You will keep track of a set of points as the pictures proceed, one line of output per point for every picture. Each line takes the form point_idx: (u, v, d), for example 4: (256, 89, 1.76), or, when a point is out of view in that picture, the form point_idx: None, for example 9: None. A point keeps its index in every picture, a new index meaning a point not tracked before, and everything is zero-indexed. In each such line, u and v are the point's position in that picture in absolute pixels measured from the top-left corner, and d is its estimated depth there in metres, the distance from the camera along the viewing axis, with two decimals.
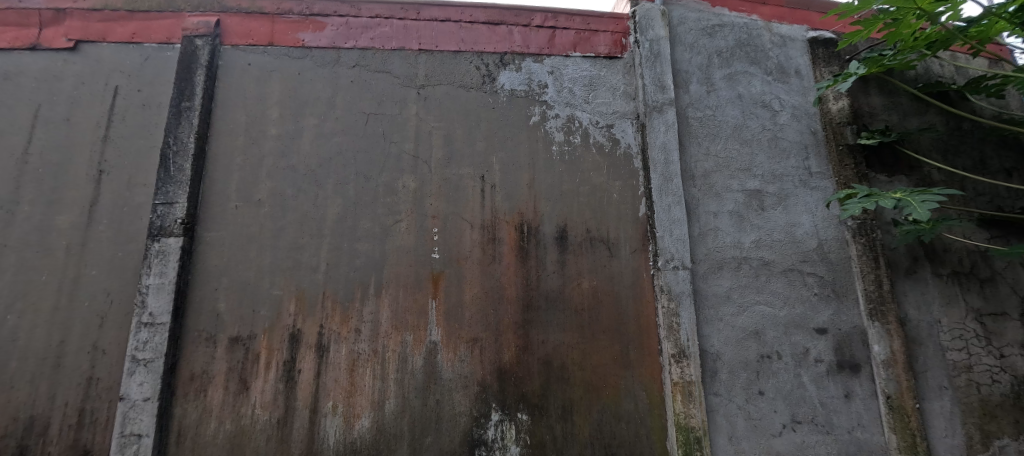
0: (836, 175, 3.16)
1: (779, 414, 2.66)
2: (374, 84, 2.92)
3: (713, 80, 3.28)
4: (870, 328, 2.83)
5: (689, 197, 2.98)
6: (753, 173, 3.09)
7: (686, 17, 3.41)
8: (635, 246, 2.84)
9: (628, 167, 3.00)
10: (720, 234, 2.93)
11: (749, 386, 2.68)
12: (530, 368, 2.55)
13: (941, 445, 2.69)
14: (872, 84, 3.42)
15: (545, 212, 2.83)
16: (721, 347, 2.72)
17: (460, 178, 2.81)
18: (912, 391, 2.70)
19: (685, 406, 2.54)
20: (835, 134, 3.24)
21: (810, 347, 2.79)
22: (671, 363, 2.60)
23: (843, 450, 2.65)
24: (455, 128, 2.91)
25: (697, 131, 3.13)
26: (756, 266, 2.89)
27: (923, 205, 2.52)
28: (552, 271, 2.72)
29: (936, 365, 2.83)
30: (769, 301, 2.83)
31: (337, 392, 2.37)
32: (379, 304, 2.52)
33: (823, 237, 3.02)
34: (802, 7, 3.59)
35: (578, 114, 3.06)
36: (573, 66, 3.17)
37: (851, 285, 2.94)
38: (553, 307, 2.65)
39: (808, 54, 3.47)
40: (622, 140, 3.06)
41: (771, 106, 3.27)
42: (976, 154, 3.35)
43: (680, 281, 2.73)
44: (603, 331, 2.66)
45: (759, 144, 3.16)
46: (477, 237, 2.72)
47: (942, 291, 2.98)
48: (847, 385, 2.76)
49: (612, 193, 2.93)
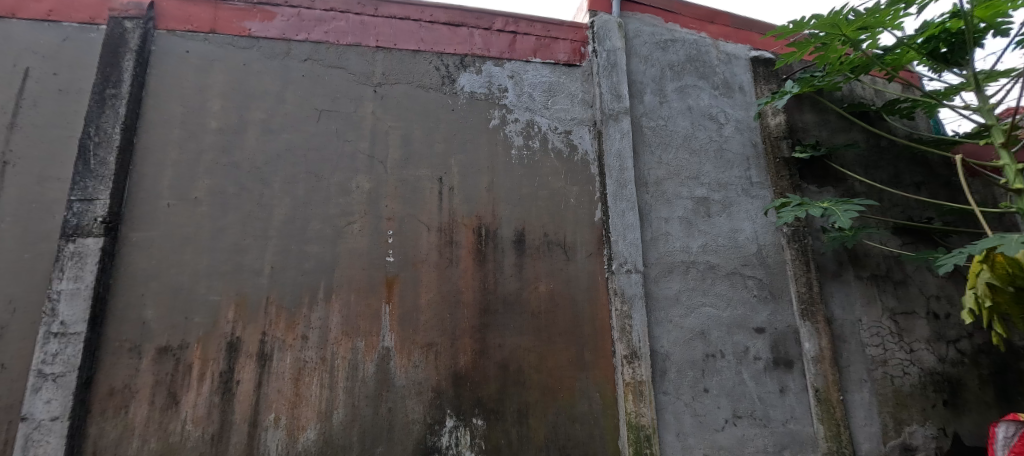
0: (774, 185, 3.40)
1: (722, 410, 2.81)
2: (328, 79, 2.80)
3: (665, 91, 3.44)
4: (801, 327, 3.06)
5: (643, 203, 3.10)
6: (701, 182, 3.26)
7: (641, 30, 3.55)
8: (591, 250, 2.91)
9: (585, 173, 3.07)
10: (670, 239, 3.06)
11: (695, 384, 2.82)
12: (487, 372, 2.53)
13: (861, 433, 2.96)
14: (805, 102, 3.72)
15: (504, 215, 2.83)
16: (671, 347, 2.84)
17: (418, 179, 2.76)
18: (836, 384, 2.95)
19: (636, 406, 2.63)
20: (773, 147, 3.49)
21: (749, 345, 2.97)
22: (623, 364, 2.69)
23: (778, 441, 2.84)
24: (413, 129, 2.85)
25: (650, 140, 3.27)
26: (702, 270, 3.05)
27: (844, 213, 2.78)
28: (510, 275, 2.72)
29: (857, 360, 3.11)
30: (714, 302, 3.00)
31: (281, 403, 2.24)
32: (328, 309, 2.41)
33: (762, 242, 3.24)
34: (745, 28, 3.85)
35: (537, 120, 3.10)
36: (532, 71, 3.21)
37: (786, 287, 3.17)
38: (510, 311, 2.65)
39: (750, 72, 3.72)
40: (580, 146, 3.13)
41: (717, 119, 3.47)
42: (891, 169, 3.73)
43: (633, 283, 2.84)
44: (559, 334, 2.69)
45: (706, 154, 3.35)
46: (434, 240, 2.67)
47: (863, 292, 3.29)
48: (782, 380, 2.96)
49: (569, 198, 2.98)
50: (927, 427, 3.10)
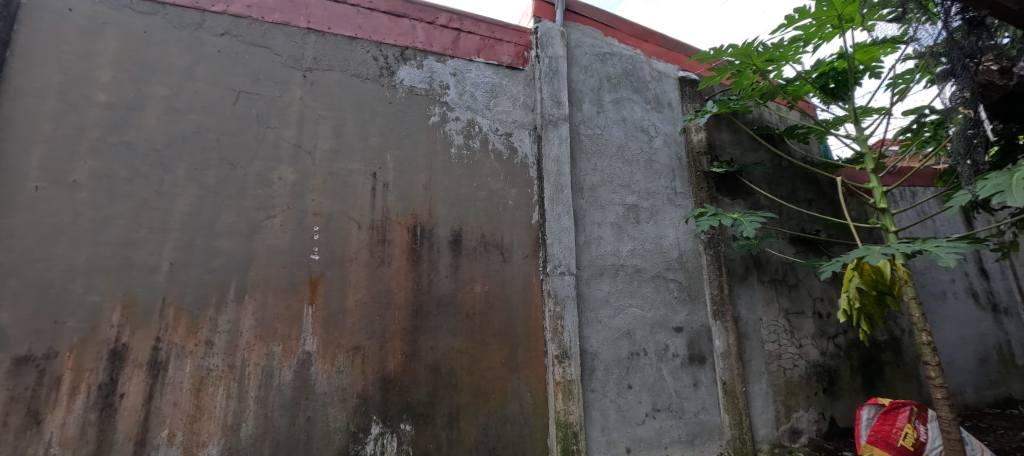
0: (694, 196, 3.70)
1: (643, 404, 2.99)
2: (249, 58, 2.55)
3: (603, 102, 3.59)
4: (713, 326, 3.36)
5: (578, 208, 3.21)
6: (631, 189, 3.45)
7: (582, 41, 3.68)
8: (527, 252, 2.95)
9: (524, 176, 3.10)
10: (602, 243, 3.20)
11: (621, 380, 2.97)
12: (417, 375, 2.46)
13: (759, 420, 3.32)
14: (722, 122, 4.10)
15: (440, 214, 2.77)
16: (599, 346, 2.97)
17: (349, 173, 2.61)
18: (739, 377, 3.29)
19: (564, 404, 2.72)
20: (695, 161, 3.80)
21: (669, 343, 3.20)
22: (554, 364, 2.76)
23: (690, 431, 3.09)
24: (346, 119, 2.69)
25: (586, 147, 3.39)
26: (630, 273, 3.23)
27: (749, 223, 3.12)
28: (445, 276, 2.67)
29: (758, 355, 3.49)
30: (639, 304, 3.19)
31: (177, 418, 1.99)
32: (240, 311, 2.19)
33: (683, 248, 3.50)
34: (674, 49, 4.16)
35: (478, 120, 3.08)
36: (475, 71, 3.18)
37: (701, 290, 3.46)
38: (444, 312, 2.60)
39: (678, 90, 4.02)
40: (520, 149, 3.16)
41: (648, 131, 3.70)
42: (789, 186, 4.24)
43: (565, 285, 2.93)
44: (493, 335, 2.69)
45: (637, 164, 3.55)
46: (365, 238, 2.54)
47: (764, 295, 3.69)
48: (695, 375, 3.23)
49: (508, 200, 3.00)
50: (810, 412, 3.56)
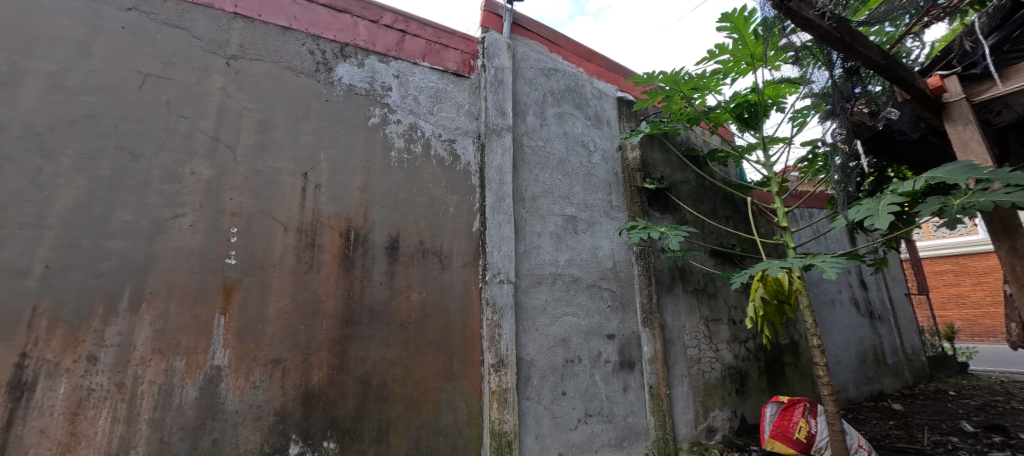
0: (628, 209, 3.93)
1: (576, 410, 3.07)
2: (161, 39, 2.30)
3: (546, 115, 3.70)
4: (642, 333, 3.56)
5: (518, 217, 3.26)
6: (571, 201, 3.57)
7: (528, 55, 3.77)
8: (466, 260, 2.92)
9: (466, 183, 3.09)
10: (541, 252, 3.27)
11: (555, 387, 3.03)
12: (345, 389, 2.32)
13: (681, 421, 3.55)
14: (655, 142, 4.41)
15: (376, 219, 2.67)
16: (535, 354, 3.01)
17: (276, 171, 2.43)
18: (664, 381, 3.51)
19: (499, 413, 2.72)
20: (630, 177, 4.03)
21: (602, 350, 3.33)
22: (491, 372, 2.76)
23: (619, 433, 3.23)
24: (275, 114, 2.51)
25: (529, 159, 3.47)
26: (567, 281, 3.32)
27: (674, 237, 3.36)
28: (379, 283, 2.56)
29: (681, 359, 3.74)
30: (575, 312, 3.29)
31: (45, 449, 1.69)
32: (134, 321, 1.93)
33: (617, 259, 3.68)
34: (613, 71, 4.41)
35: (421, 124, 3.03)
36: (419, 74, 3.13)
37: (632, 298, 3.65)
38: (377, 321, 2.49)
39: (616, 109, 4.26)
40: (462, 157, 3.14)
41: (587, 146, 3.86)
42: (711, 204, 4.65)
43: (504, 293, 2.94)
44: (428, 345, 2.62)
45: (577, 177, 3.69)
46: (291, 241, 2.37)
47: (687, 303, 3.99)
48: (625, 380, 3.39)
49: (448, 207, 2.96)
50: (724, 411, 3.88)
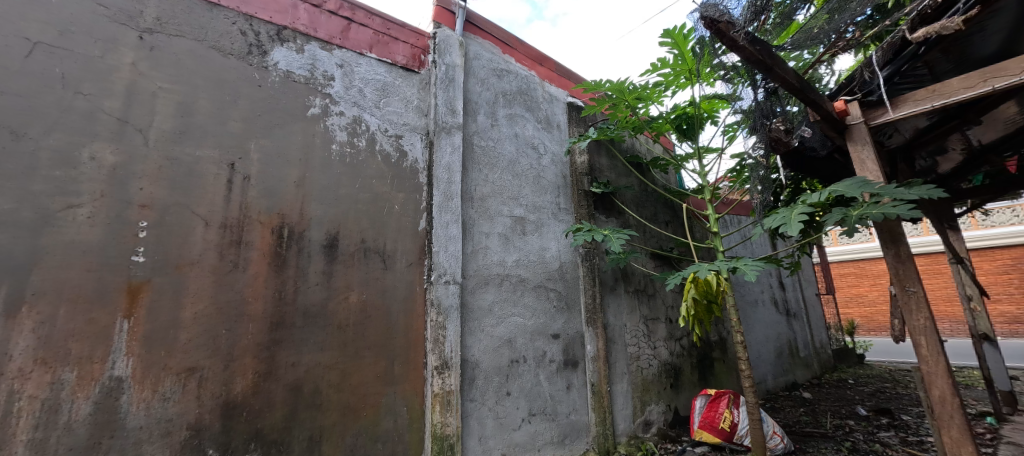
0: (575, 212, 4.03)
1: (520, 410, 3.10)
2: (56, 3, 2.01)
3: (497, 116, 3.70)
4: (586, 332, 3.67)
5: (467, 217, 3.22)
6: (519, 202, 3.59)
7: (480, 54, 3.75)
8: (411, 260, 2.84)
9: (413, 181, 3.00)
10: (489, 253, 3.26)
11: (500, 388, 3.03)
12: (273, 397, 2.16)
13: (620, 416, 3.70)
14: (602, 148, 4.57)
15: (313, 215, 2.51)
16: (480, 355, 2.99)
17: (197, 160, 2.20)
18: (605, 379, 3.64)
19: (442, 416, 2.67)
20: (578, 180, 4.14)
21: (546, 350, 3.39)
22: (433, 375, 2.70)
23: (562, 431, 3.29)
24: (198, 97, 2.28)
25: (478, 158, 3.44)
26: (514, 282, 3.34)
27: (616, 239, 3.49)
28: (315, 283, 2.42)
29: (621, 357, 3.90)
30: (521, 313, 3.31)
31: None
32: (10, 327, 1.66)
33: (563, 260, 3.76)
34: (564, 76, 4.52)
35: (366, 118, 2.90)
36: (365, 65, 3.00)
37: (578, 299, 3.75)
38: (311, 324, 2.34)
39: (566, 114, 4.36)
40: (410, 154, 3.05)
41: (537, 149, 3.91)
42: (652, 209, 4.91)
43: (449, 294, 2.89)
44: (368, 348, 2.51)
45: (526, 179, 3.72)
46: (213, 237, 2.17)
47: (629, 303, 4.17)
48: (568, 378, 3.47)
49: (393, 205, 2.86)
50: (660, 405, 4.10)
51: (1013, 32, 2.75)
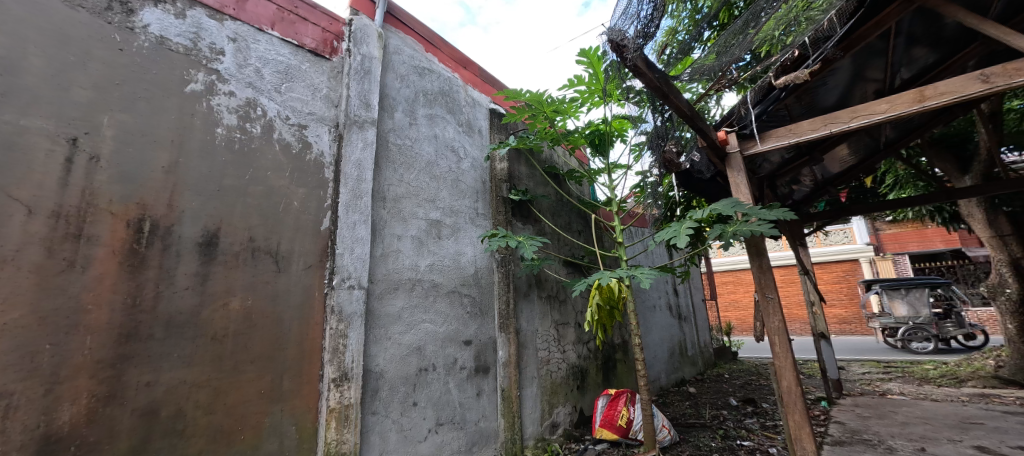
0: (493, 218, 4.04)
1: (427, 420, 2.97)
2: None
3: (416, 114, 3.56)
4: (498, 338, 3.68)
5: (377, 218, 3.03)
6: (436, 205, 3.49)
7: (401, 49, 3.60)
8: (310, 262, 2.57)
9: (316, 175, 2.74)
10: (400, 256, 3.10)
11: (406, 399, 2.88)
12: (116, 425, 1.80)
13: (528, 420, 3.75)
14: (521, 157, 4.67)
15: (186, 207, 2.15)
16: (386, 365, 2.81)
17: (22, 130, 1.78)
18: (515, 383, 3.69)
19: (338, 433, 2.45)
20: (497, 187, 4.16)
21: (457, 357, 3.32)
22: (330, 388, 2.46)
23: (469, 439, 3.24)
24: (28, 54, 1.85)
25: (393, 157, 3.27)
26: (426, 288, 3.22)
27: (530, 246, 3.56)
28: (184, 287, 2.07)
29: (532, 362, 3.98)
30: (432, 319, 3.20)
31: None
32: None
33: (479, 265, 3.73)
34: (487, 83, 4.54)
35: (262, 102, 2.59)
36: (265, 44, 2.68)
37: (491, 304, 3.75)
38: (175, 336, 2.00)
39: (488, 120, 4.37)
40: (314, 146, 2.79)
41: (457, 152, 3.85)
42: (566, 218, 5.13)
43: (353, 300, 2.68)
44: (250, 361, 2.22)
45: (444, 182, 3.64)
46: (39, 229, 1.76)
47: (541, 308, 4.28)
48: (479, 385, 3.43)
49: (291, 200, 2.58)
50: (567, 407, 4.26)
51: (846, 88, 3.40)
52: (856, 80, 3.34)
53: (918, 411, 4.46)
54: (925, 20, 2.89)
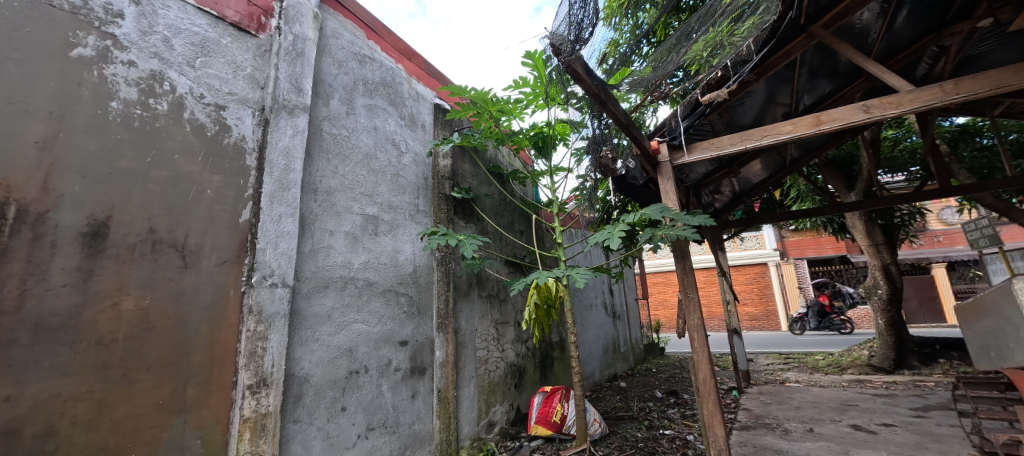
0: (434, 215, 3.95)
1: (356, 425, 2.82)
2: None
3: (354, 104, 3.37)
4: (436, 338, 3.61)
5: (306, 211, 2.82)
6: (373, 200, 3.34)
7: (340, 34, 3.40)
8: (225, 257, 2.33)
9: (236, 162, 2.49)
10: (332, 253, 2.92)
11: (334, 404, 2.71)
12: None
13: (465, 420, 3.72)
14: (466, 155, 4.61)
15: (66, 191, 1.87)
16: (311, 368, 2.62)
17: None
18: (452, 384, 3.63)
19: (252, 445, 2.23)
20: (439, 184, 4.07)
21: (392, 358, 3.20)
22: (245, 396, 2.24)
23: (402, 443, 3.13)
24: None
25: (327, 147, 3.06)
26: (360, 286, 3.06)
27: (470, 245, 3.52)
28: (61, 283, 1.80)
29: (470, 361, 3.95)
30: (365, 319, 3.05)
31: None
32: None
33: (417, 263, 3.63)
34: (432, 78, 4.44)
35: (171, 76, 2.30)
36: (177, 11, 2.39)
37: (430, 304, 3.67)
38: (46, 341, 1.72)
39: (432, 115, 4.27)
40: (235, 129, 2.52)
41: (398, 146, 3.71)
42: (508, 219, 5.17)
43: (275, 300, 2.46)
44: (147, 369, 1.96)
45: (383, 176, 3.49)
46: None
47: (481, 308, 4.26)
48: (414, 386, 3.33)
49: (204, 188, 2.32)
50: (504, 405, 4.29)
51: (761, 109, 3.77)
52: (768, 103, 3.73)
53: (809, 396, 5.08)
54: (824, 55, 3.29)
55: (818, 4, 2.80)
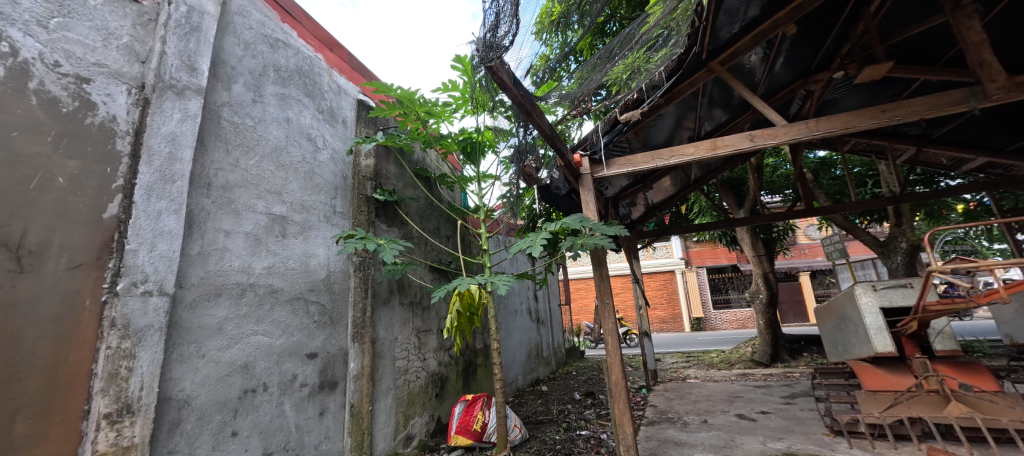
0: (353, 218, 3.70)
1: (250, 451, 2.50)
2: None
3: (262, 91, 3.04)
4: (350, 349, 3.36)
5: (196, 207, 2.46)
6: (282, 199, 3.03)
7: (248, 12, 3.06)
8: (80, 260, 1.93)
9: (102, 146, 2.08)
10: (228, 256, 2.58)
11: (222, 429, 2.37)
12: None
13: (380, 436, 3.50)
14: (391, 155, 4.41)
15: None
16: (194, 389, 2.27)
17: None
18: (367, 397, 3.40)
19: None
20: (360, 184, 3.83)
21: (298, 373, 2.90)
22: (100, 427, 1.86)
23: None
24: None
25: (227, 137, 2.72)
26: (261, 294, 2.74)
27: (391, 249, 3.34)
28: None
29: (388, 373, 3.74)
30: (266, 331, 2.73)
31: None
32: None
33: (332, 269, 3.36)
34: (356, 72, 4.19)
35: (13, 35, 1.87)
36: None
37: (344, 312, 3.41)
38: None
39: (355, 111, 4.02)
40: (102, 107, 2.11)
41: (314, 141, 3.42)
42: (434, 223, 5.03)
43: (149, 311, 2.09)
44: None
45: (295, 173, 3.18)
46: None
47: (402, 316, 4.07)
48: (322, 403, 3.06)
49: (54, 175, 1.91)
50: (424, 417, 4.13)
51: (671, 131, 4.14)
52: (677, 126, 4.11)
53: (705, 391, 5.66)
54: (721, 88, 3.71)
55: (717, 42, 3.15)
